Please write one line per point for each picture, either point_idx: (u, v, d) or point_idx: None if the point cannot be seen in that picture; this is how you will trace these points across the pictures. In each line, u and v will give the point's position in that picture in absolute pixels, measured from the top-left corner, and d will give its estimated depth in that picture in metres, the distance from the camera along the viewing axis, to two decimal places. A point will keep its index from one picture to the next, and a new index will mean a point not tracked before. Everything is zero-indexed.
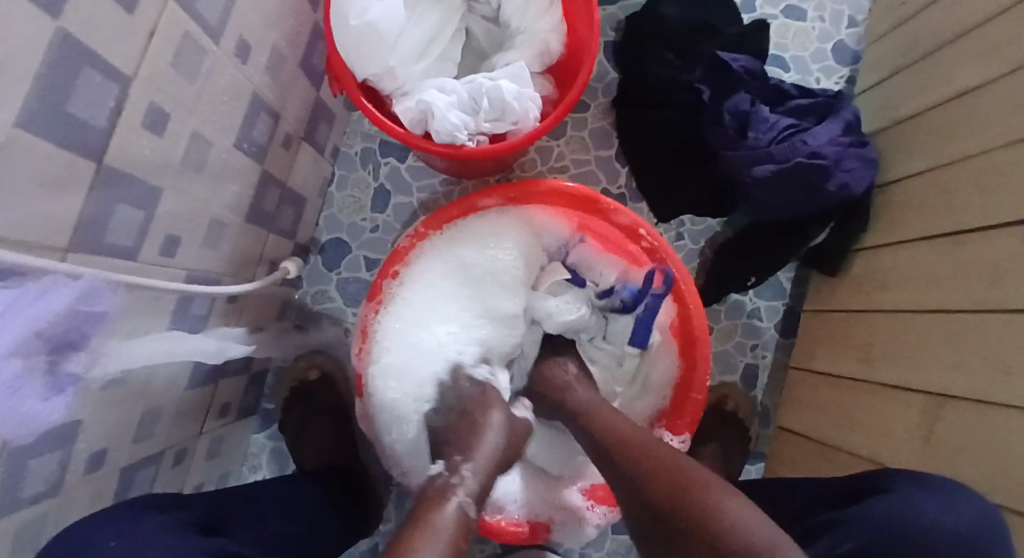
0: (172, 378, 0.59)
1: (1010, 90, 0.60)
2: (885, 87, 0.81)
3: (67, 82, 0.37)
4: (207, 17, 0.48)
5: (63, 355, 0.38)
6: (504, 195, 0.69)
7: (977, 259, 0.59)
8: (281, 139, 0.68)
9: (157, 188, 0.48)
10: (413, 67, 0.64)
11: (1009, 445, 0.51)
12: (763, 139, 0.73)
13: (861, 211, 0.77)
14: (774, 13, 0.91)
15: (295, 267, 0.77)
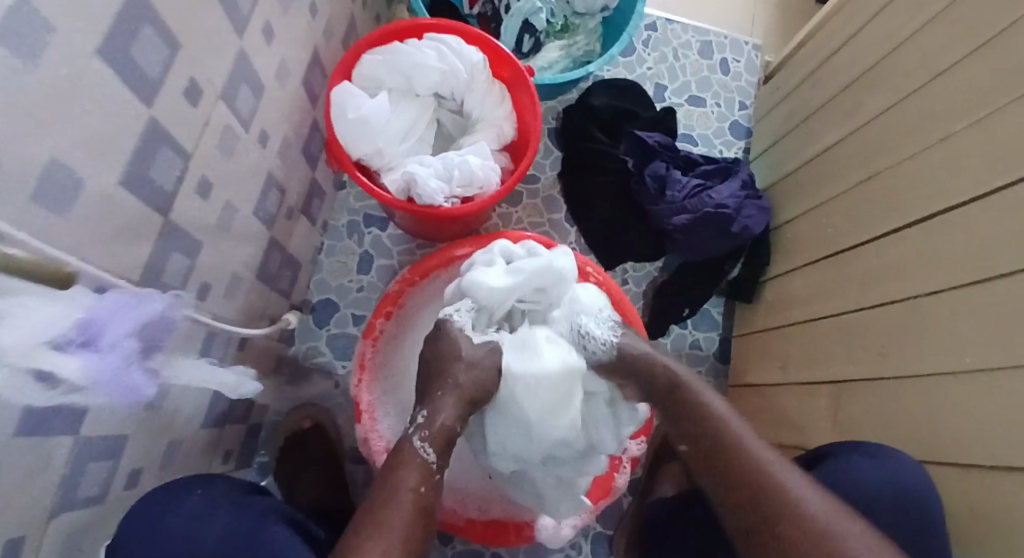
0: (192, 414, 0.67)
1: (859, 144, 0.80)
2: (771, 152, 1.03)
3: (148, 154, 0.49)
4: (242, 111, 0.62)
5: (151, 352, 0.47)
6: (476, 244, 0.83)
7: (856, 273, 0.77)
8: (285, 211, 0.81)
9: (199, 242, 0.60)
10: (397, 147, 0.80)
11: (892, 406, 0.67)
12: (678, 196, 0.91)
13: (764, 246, 0.95)
14: (681, 102, 1.13)
15: (293, 320, 0.88)
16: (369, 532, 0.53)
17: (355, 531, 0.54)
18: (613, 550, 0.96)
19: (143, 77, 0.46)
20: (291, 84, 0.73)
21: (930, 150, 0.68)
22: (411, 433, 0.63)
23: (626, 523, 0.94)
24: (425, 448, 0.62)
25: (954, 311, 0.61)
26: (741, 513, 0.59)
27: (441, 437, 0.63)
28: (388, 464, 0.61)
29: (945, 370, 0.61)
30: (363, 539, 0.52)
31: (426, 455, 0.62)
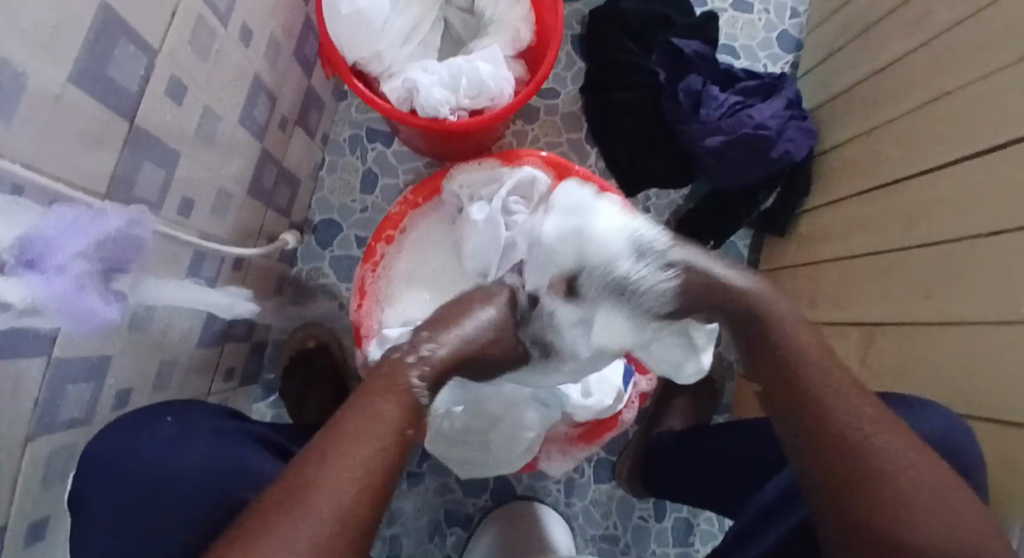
0: (186, 333, 0.64)
1: (925, 60, 0.69)
2: (821, 69, 0.91)
3: (104, 50, 0.43)
4: (217, 3, 0.55)
5: (113, 275, 0.43)
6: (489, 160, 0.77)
7: (900, 208, 0.68)
8: (278, 121, 0.74)
9: (176, 152, 0.54)
10: (399, 51, 0.71)
11: (921, 356, 0.62)
12: (713, 114, 0.82)
13: (803, 174, 0.86)
14: (723, 7, 1.00)
15: (293, 239, 0.84)
16: (330, 476, 0.38)
17: (314, 464, 0.39)
18: (616, 475, 0.95)
19: None
20: None
21: (1010, 68, 0.57)
22: (410, 367, 0.45)
23: (630, 451, 0.93)
24: (423, 392, 0.45)
25: (1009, 259, 0.53)
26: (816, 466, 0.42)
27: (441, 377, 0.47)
28: (364, 382, 0.44)
29: (987, 322, 0.55)
30: (312, 476, 0.38)
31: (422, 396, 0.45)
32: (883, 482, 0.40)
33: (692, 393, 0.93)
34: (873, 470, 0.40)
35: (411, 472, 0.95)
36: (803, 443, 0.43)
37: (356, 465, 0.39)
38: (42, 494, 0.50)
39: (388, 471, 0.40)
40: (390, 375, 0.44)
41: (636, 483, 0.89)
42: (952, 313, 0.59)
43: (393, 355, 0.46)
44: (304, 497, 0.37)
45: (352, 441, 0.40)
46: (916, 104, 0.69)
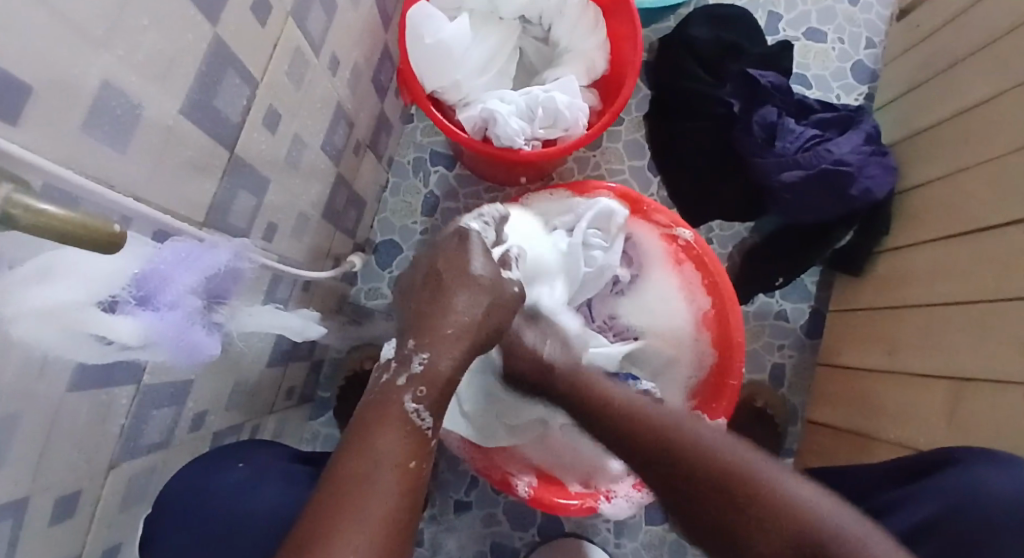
0: (258, 356, 0.64)
1: (1021, 100, 0.66)
2: (901, 103, 0.88)
3: (213, 80, 0.44)
4: (313, 33, 0.55)
5: (216, 306, 0.42)
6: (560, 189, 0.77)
7: (996, 256, 0.65)
8: (353, 145, 0.75)
9: (266, 178, 0.55)
10: (476, 81, 0.71)
11: (1020, 415, 0.58)
12: (789, 148, 0.81)
13: (883, 215, 0.83)
14: (796, 36, 0.98)
15: (358, 261, 0.84)
16: (343, 518, 0.41)
17: (320, 514, 0.41)
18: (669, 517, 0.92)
19: None
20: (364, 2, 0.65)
21: None
22: (402, 391, 0.50)
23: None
24: (419, 414, 0.49)
25: None
26: (732, 503, 0.48)
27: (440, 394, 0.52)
28: (366, 413, 0.49)
29: None
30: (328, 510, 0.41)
31: (421, 420, 0.49)
32: (803, 514, 0.45)
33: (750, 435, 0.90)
34: (804, 508, 0.45)
35: (459, 500, 0.94)
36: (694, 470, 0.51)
37: (360, 499, 0.42)
38: (121, 518, 0.50)
39: (402, 507, 0.44)
40: (385, 406, 0.49)
41: None
42: None
43: (380, 383, 0.52)
44: (330, 531, 0.40)
45: (363, 471, 0.44)
46: (1011, 145, 0.66)
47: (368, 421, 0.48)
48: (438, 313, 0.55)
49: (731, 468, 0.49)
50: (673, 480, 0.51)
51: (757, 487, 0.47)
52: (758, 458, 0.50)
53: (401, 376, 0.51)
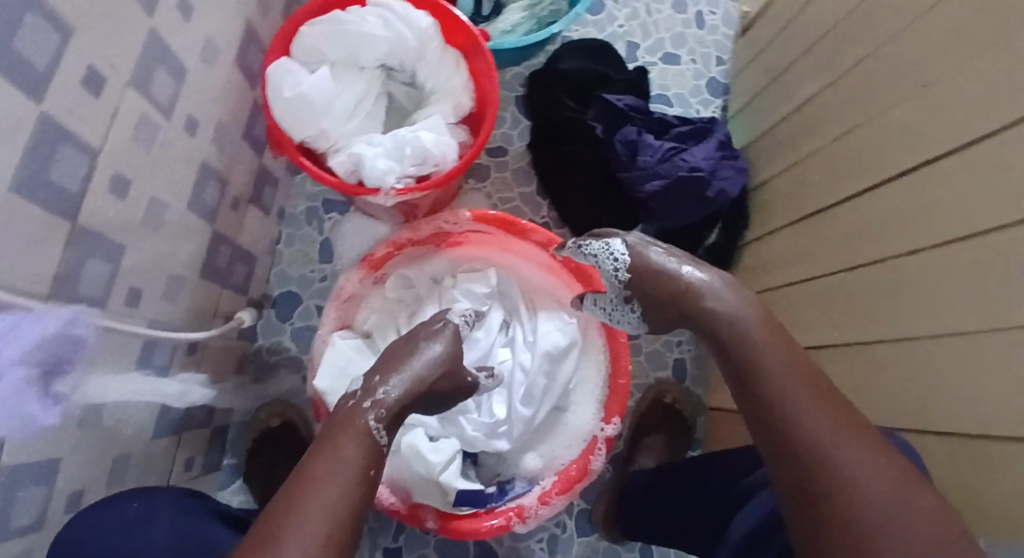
0: (140, 425, 0.63)
1: (837, 97, 0.75)
2: (749, 110, 0.97)
3: (46, 155, 0.44)
4: (159, 100, 0.57)
5: (55, 374, 0.45)
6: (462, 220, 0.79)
7: (833, 234, 0.72)
8: (230, 202, 0.76)
9: (121, 245, 0.55)
10: (344, 126, 0.74)
11: (875, 378, 0.64)
12: (650, 161, 0.86)
13: (743, 211, 0.92)
14: (654, 61, 1.07)
15: (250, 316, 0.84)
16: (299, 507, 0.41)
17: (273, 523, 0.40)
18: (594, 523, 0.94)
19: (30, 69, 0.41)
20: (222, 63, 0.68)
21: (908, 101, 0.62)
22: (364, 410, 0.50)
23: (604, 494, 0.93)
24: (380, 430, 0.49)
25: (931, 276, 0.57)
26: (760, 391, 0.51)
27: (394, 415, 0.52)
28: (325, 432, 0.48)
29: (922, 337, 0.58)
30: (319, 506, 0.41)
31: (380, 436, 0.49)
32: (839, 472, 0.43)
33: (664, 431, 0.94)
34: (838, 466, 0.44)
35: (389, 545, 0.93)
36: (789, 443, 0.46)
37: (322, 486, 0.43)
38: None
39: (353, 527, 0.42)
40: (345, 423, 0.49)
41: (613, 526, 0.88)
42: (888, 333, 0.62)
43: (345, 407, 0.51)
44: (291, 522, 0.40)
45: (326, 490, 0.42)
46: (835, 135, 0.74)
47: (336, 426, 0.49)
48: (392, 372, 0.54)
49: (767, 385, 0.51)
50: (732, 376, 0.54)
51: (787, 406, 0.48)
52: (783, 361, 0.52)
53: (366, 401, 0.51)
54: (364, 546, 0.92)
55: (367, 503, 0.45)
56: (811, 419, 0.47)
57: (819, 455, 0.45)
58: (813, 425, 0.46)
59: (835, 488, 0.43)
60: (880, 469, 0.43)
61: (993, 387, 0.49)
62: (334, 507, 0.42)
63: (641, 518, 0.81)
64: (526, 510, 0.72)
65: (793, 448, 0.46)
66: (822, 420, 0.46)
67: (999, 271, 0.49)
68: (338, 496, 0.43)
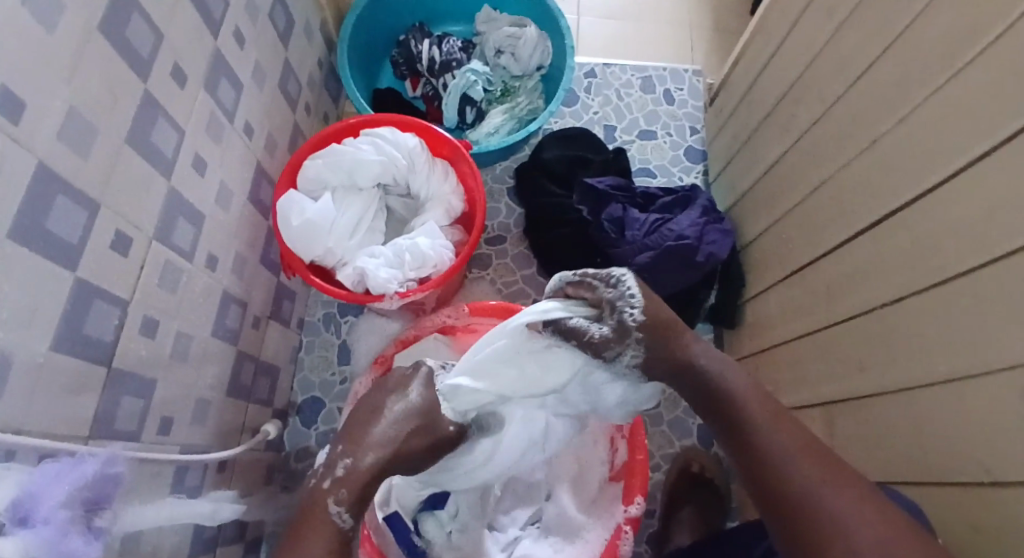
0: (175, 548, 0.66)
1: (797, 158, 0.80)
2: (726, 174, 1.03)
3: (81, 313, 0.51)
4: (180, 245, 0.65)
5: (95, 511, 0.46)
6: (461, 311, 0.83)
7: (820, 285, 0.75)
8: (251, 321, 0.82)
9: (152, 379, 0.61)
10: (348, 242, 0.81)
11: (883, 426, 0.64)
12: (638, 234, 0.92)
13: (734, 270, 0.94)
14: (631, 139, 1.14)
15: (275, 426, 0.88)
16: (306, 530, 0.52)
17: (283, 545, 0.52)
18: None
19: (63, 245, 0.48)
20: (236, 203, 0.76)
21: (864, 155, 0.67)
22: (326, 495, 0.55)
23: None
24: (340, 513, 0.54)
25: (912, 319, 0.59)
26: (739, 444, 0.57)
27: (355, 494, 0.56)
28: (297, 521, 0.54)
29: (915, 385, 0.59)
30: (342, 492, 0.55)
31: (342, 519, 0.54)
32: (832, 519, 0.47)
33: (695, 496, 0.92)
34: (830, 522, 0.47)
35: None
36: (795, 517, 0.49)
37: (333, 495, 0.55)
38: None
39: None
40: (311, 510, 0.54)
41: None
42: (885, 379, 0.63)
43: (307, 491, 0.56)
44: None
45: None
46: (806, 192, 0.78)
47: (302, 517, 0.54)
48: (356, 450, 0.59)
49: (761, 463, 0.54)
50: (718, 425, 0.60)
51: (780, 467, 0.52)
52: (765, 416, 0.56)
53: (325, 481, 0.56)
54: None
55: None
56: (779, 451, 0.53)
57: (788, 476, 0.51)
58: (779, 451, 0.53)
59: (824, 507, 0.48)
60: (857, 508, 0.47)
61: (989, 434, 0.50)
62: None
63: None
64: None
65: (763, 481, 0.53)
66: (811, 481, 0.50)
67: (968, 309, 0.52)
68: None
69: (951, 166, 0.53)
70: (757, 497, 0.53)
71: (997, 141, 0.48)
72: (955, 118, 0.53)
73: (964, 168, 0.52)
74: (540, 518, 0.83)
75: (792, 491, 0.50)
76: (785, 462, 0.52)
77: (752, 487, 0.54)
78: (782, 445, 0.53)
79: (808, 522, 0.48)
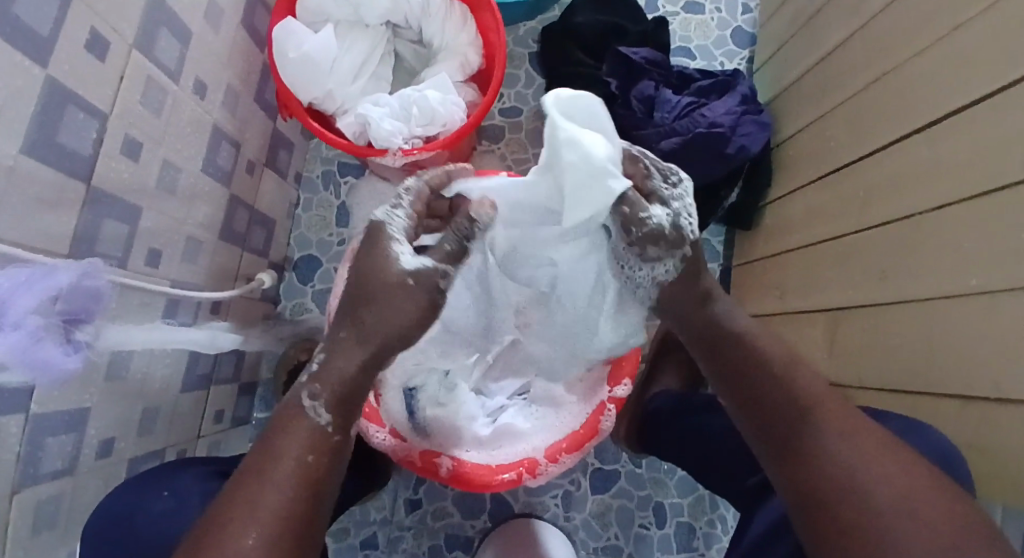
0: (166, 379, 0.66)
1: (862, 41, 0.71)
2: (776, 61, 0.93)
3: (55, 118, 0.46)
4: (165, 62, 0.58)
5: (72, 327, 0.48)
6: None
7: (854, 189, 0.70)
8: (244, 165, 0.78)
9: (136, 206, 0.58)
10: (351, 87, 0.74)
11: (891, 335, 0.62)
12: (667, 118, 0.85)
13: (764, 167, 0.89)
14: (676, 11, 1.02)
15: (269, 278, 0.87)
16: (281, 431, 0.45)
17: (262, 444, 0.45)
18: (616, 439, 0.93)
19: (33, 36, 0.42)
20: (227, 26, 0.69)
21: (942, 42, 0.58)
22: (300, 391, 0.48)
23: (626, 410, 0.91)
24: (313, 407, 0.47)
25: (952, 229, 0.54)
26: (787, 428, 0.46)
27: (338, 393, 0.48)
28: (274, 417, 0.47)
29: (935, 296, 0.56)
30: (319, 386, 0.48)
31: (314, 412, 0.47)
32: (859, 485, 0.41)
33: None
34: (853, 481, 0.41)
35: (410, 498, 0.93)
36: (810, 486, 0.42)
37: (308, 388, 0.48)
38: (32, 543, 0.51)
39: (300, 508, 0.42)
40: (285, 412, 0.47)
41: (636, 443, 0.87)
42: (902, 291, 0.60)
43: (288, 393, 0.48)
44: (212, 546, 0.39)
45: (272, 464, 0.43)
46: (863, 84, 0.70)
47: (282, 422, 0.46)
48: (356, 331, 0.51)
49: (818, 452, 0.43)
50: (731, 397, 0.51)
51: (806, 434, 0.45)
52: (794, 379, 0.49)
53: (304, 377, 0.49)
54: (386, 499, 0.93)
55: (323, 479, 0.45)
56: (846, 456, 0.42)
57: (829, 449, 0.43)
58: (853, 457, 0.42)
59: (859, 485, 0.41)
60: (889, 472, 0.41)
61: (996, 357, 0.49)
62: (287, 476, 0.43)
63: (661, 436, 0.79)
64: (536, 466, 0.73)
65: (785, 445, 0.46)
66: (850, 453, 0.42)
67: (1009, 229, 0.48)
68: (290, 465, 0.44)
69: None
70: (773, 446, 0.46)
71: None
72: None
73: None
74: (527, 391, 0.84)
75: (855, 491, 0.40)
76: (834, 447, 0.43)
77: (777, 458, 0.46)
78: (811, 408, 0.46)
79: (842, 501, 0.40)
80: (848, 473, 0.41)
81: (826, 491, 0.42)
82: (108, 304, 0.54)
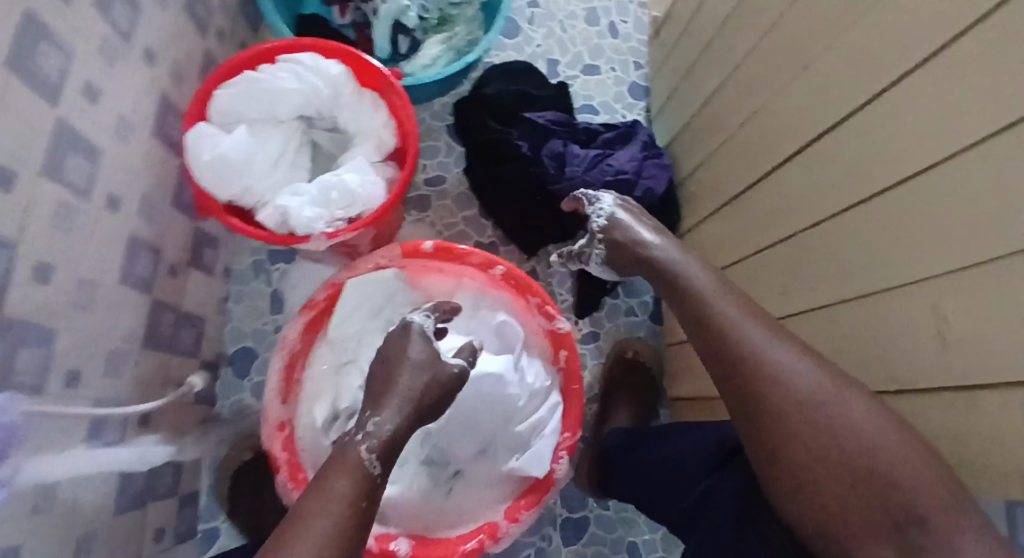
0: (98, 502, 0.64)
1: (735, 85, 0.79)
2: (668, 108, 1.01)
3: None
4: (75, 183, 0.59)
5: None
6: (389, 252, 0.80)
7: (752, 217, 0.76)
8: (166, 269, 0.78)
9: (52, 329, 0.57)
10: (268, 179, 0.75)
11: None
12: (578, 170, 0.91)
13: (673, 204, 0.96)
14: (575, 74, 1.11)
15: (201, 379, 0.84)
16: (334, 479, 0.48)
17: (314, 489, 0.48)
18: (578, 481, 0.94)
19: None
20: (136, 137, 0.70)
21: (796, 81, 0.66)
22: (358, 440, 0.50)
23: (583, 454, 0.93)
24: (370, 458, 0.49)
25: (834, 242, 0.60)
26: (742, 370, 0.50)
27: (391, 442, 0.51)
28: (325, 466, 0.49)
29: (833, 304, 0.61)
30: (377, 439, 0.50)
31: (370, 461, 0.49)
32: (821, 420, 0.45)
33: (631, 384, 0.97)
34: (814, 418, 0.46)
35: None
36: (773, 423, 0.47)
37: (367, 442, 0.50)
38: None
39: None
40: (343, 454, 0.50)
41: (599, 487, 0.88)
42: (806, 304, 0.65)
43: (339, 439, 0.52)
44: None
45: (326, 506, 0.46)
46: (743, 121, 0.78)
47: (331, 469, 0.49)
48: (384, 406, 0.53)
49: (784, 394, 0.47)
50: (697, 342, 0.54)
51: (768, 374, 0.49)
52: (748, 325, 0.52)
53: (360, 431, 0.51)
54: None
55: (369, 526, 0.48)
56: (800, 388, 0.47)
57: (791, 391, 0.47)
58: (786, 365, 0.48)
59: (820, 419, 0.45)
60: (852, 407, 0.45)
61: (892, 351, 0.54)
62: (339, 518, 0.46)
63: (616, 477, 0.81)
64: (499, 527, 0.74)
65: (741, 385, 0.50)
66: (811, 392, 0.47)
67: (878, 238, 0.54)
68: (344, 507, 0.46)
69: (876, 86, 0.53)
70: (729, 387, 0.50)
71: (897, 79, 0.50)
72: (875, 36, 0.52)
73: (886, 91, 0.51)
74: None
75: (821, 427, 0.45)
76: (798, 387, 0.47)
77: (741, 403, 0.50)
78: (768, 348, 0.50)
79: (802, 436, 0.45)
80: (809, 406, 0.46)
81: (790, 429, 0.46)
82: (26, 437, 0.51)
